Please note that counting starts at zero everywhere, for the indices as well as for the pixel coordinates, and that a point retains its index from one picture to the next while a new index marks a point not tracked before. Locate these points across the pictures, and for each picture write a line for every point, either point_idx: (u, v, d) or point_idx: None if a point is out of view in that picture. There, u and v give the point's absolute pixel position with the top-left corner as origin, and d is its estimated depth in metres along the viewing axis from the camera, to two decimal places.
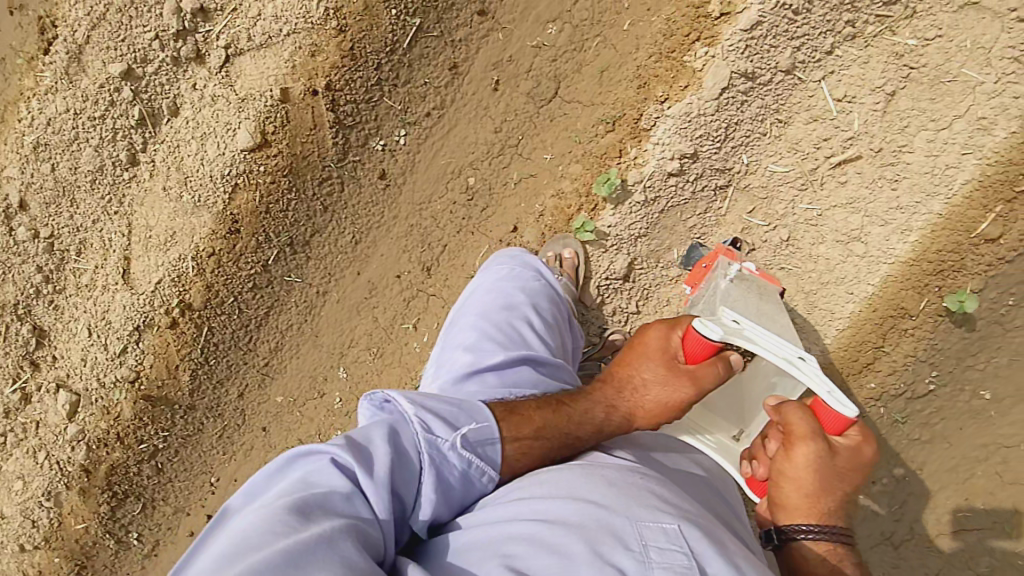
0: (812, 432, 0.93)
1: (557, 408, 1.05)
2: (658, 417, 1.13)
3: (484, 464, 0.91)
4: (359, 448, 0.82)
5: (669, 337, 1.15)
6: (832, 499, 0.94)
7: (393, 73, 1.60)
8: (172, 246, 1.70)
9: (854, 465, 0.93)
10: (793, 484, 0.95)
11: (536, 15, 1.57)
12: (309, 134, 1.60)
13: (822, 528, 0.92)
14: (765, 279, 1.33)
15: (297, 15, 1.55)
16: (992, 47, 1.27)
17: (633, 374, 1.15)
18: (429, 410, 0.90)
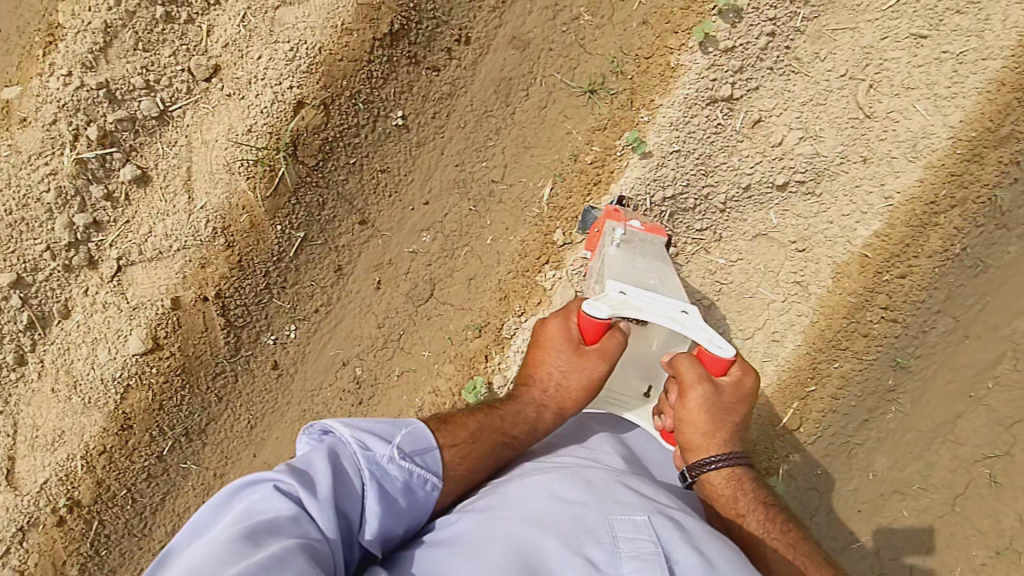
0: (698, 378, 1.13)
1: (489, 414, 1.15)
2: (585, 395, 1.19)
3: (426, 472, 0.97)
4: (303, 477, 0.84)
5: (563, 322, 1.21)
6: (725, 428, 1.16)
7: (280, 277, 1.74)
8: (59, 446, 1.75)
9: (739, 397, 1.15)
10: (691, 426, 1.14)
11: (412, 224, 1.78)
12: (201, 337, 1.72)
13: (720, 458, 1.14)
14: (650, 233, 1.44)
15: (188, 235, 1.65)
16: (779, 272, 1.63)
17: (545, 369, 1.20)
18: (363, 430, 0.94)
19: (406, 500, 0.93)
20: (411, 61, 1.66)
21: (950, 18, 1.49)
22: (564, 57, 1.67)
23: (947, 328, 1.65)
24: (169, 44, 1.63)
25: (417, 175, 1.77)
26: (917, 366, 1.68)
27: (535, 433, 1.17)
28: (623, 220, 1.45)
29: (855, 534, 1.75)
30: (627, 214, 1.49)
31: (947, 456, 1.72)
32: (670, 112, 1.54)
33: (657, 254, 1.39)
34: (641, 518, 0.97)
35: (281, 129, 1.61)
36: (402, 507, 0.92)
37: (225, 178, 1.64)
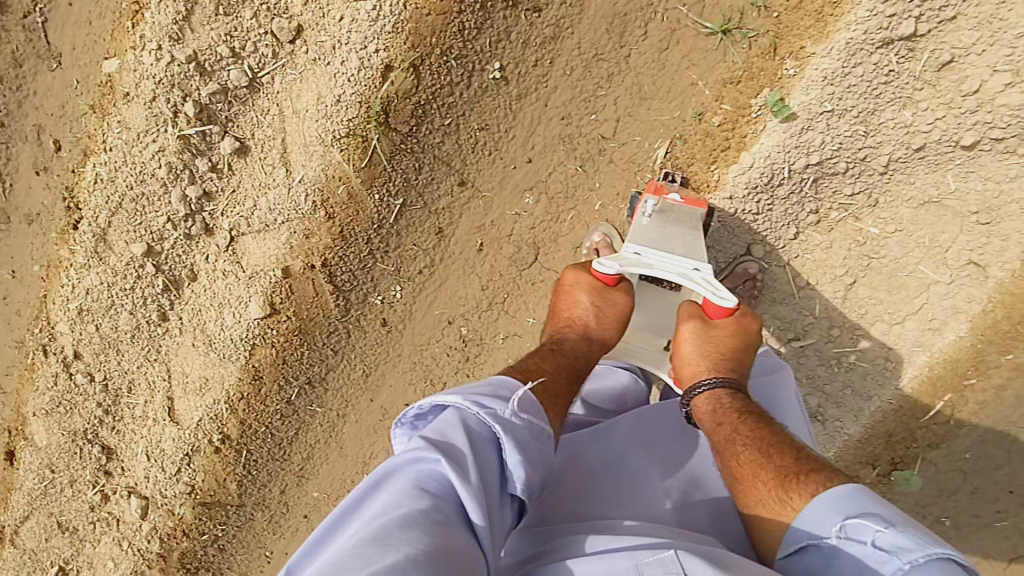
0: (692, 314, 1.13)
1: (555, 353, 1.09)
2: (620, 324, 1.15)
3: (543, 423, 0.87)
4: (436, 453, 0.78)
5: (580, 270, 1.22)
6: (722, 360, 1.07)
7: (382, 243, 1.71)
8: (206, 390, 1.94)
9: (737, 335, 1.09)
10: (682, 353, 1.11)
11: (514, 184, 1.63)
12: (313, 301, 1.77)
13: (713, 379, 1.05)
14: (690, 205, 1.29)
15: (289, 209, 1.66)
16: (950, 249, 1.35)
17: (572, 309, 1.16)
18: (477, 391, 0.86)
19: (539, 452, 0.84)
20: (508, 4, 1.44)
21: None
22: None
23: None
24: (250, 5, 1.54)
25: (519, 131, 1.58)
26: None
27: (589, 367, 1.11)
28: (661, 195, 1.32)
29: (1004, 515, 1.41)
30: (669, 187, 1.36)
31: None
32: (824, 61, 1.25)
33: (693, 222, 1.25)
34: (669, 555, 0.79)
35: (370, 96, 1.50)
36: (537, 458, 0.84)
37: (319, 151, 1.59)
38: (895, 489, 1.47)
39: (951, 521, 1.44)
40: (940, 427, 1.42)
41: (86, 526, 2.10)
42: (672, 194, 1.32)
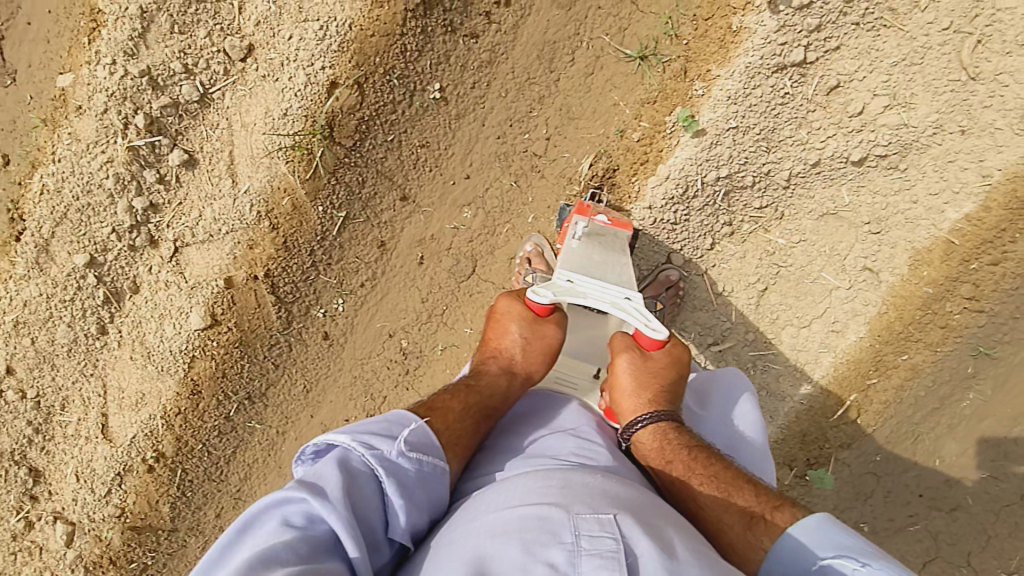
0: (627, 347, 1.14)
1: (469, 389, 1.12)
2: (546, 361, 1.18)
3: (433, 459, 0.94)
4: (312, 485, 0.82)
5: (514, 299, 1.23)
6: (660, 393, 1.09)
7: (326, 255, 1.76)
8: (143, 406, 1.91)
9: (670, 366, 1.12)
10: (620, 391, 1.11)
11: (453, 199, 1.72)
12: (255, 312, 1.78)
13: (653, 416, 1.06)
14: (617, 227, 1.36)
15: (233, 219, 1.71)
16: (848, 256, 1.48)
17: (504, 339, 1.19)
18: (366, 432, 0.92)
19: (423, 488, 0.91)
20: (447, 29, 1.56)
21: None
22: (613, 16, 1.51)
23: None
24: (204, 24, 1.62)
25: (458, 149, 1.68)
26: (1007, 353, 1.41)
27: (507, 401, 1.14)
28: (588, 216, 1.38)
29: (915, 518, 1.50)
30: (593, 210, 1.43)
31: None
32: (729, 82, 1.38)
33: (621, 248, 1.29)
34: (607, 516, 0.82)
35: (316, 111, 1.58)
36: (421, 497, 0.90)
37: (265, 162, 1.66)
38: (813, 490, 1.54)
39: (869, 526, 1.52)
40: (850, 427, 1.51)
41: (5, 556, 2.00)
42: (598, 215, 1.39)
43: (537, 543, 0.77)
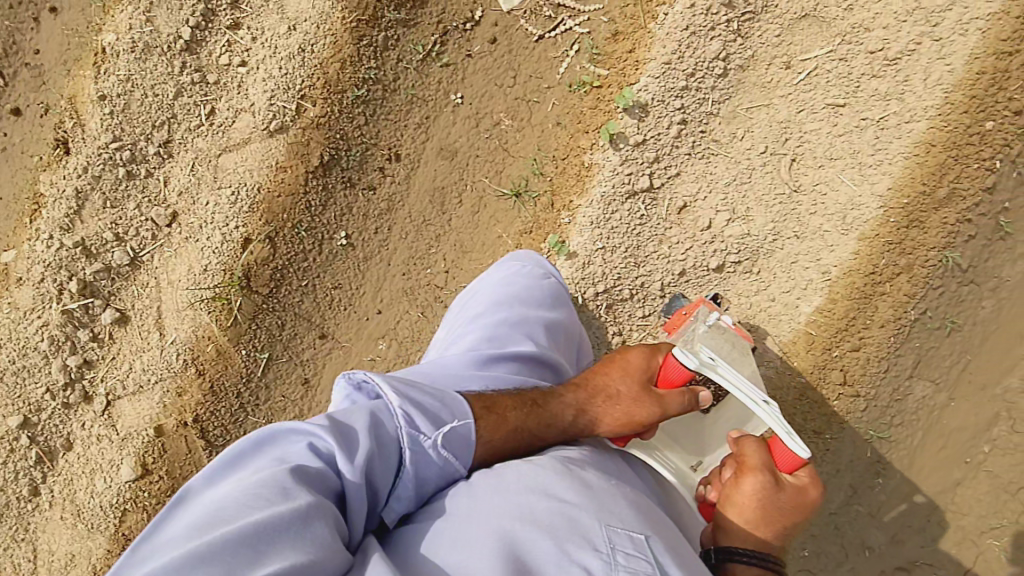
0: (761, 466, 0.98)
1: (530, 411, 1.04)
2: (626, 426, 1.08)
3: (461, 456, 0.95)
4: (341, 434, 0.89)
5: (647, 355, 1.16)
6: (776, 534, 0.96)
7: (252, 396, 1.83)
8: (72, 567, 1.85)
9: (801, 505, 0.97)
10: (737, 509, 0.98)
11: (368, 333, 1.83)
12: (186, 458, 1.80)
13: (760, 557, 0.94)
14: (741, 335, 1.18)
15: (160, 369, 1.78)
16: None
17: (607, 381, 1.12)
18: (413, 401, 0.94)
19: (433, 479, 0.95)
20: (347, 184, 1.76)
21: (867, 82, 1.46)
22: (490, 161, 1.72)
23: (926, 393, 1.51)
24: (133, 198, 1.81)
25: (368, 288, 1.83)
26: (899, 435, 1.52)
27: (555, 434, 1.05)
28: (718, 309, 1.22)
29: None
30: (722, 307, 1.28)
31: (964, 527, 1.50)
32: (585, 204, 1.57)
33: (747, 359, 1.15)
34: (641, 537, 0.85)
35: (233, 264, 1.73)
36: (430, 483, 0.94)
37: (189, 314, 1.77)
38: None
39: None
40: None
41: None
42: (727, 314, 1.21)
43: (572, 545, 0.82)
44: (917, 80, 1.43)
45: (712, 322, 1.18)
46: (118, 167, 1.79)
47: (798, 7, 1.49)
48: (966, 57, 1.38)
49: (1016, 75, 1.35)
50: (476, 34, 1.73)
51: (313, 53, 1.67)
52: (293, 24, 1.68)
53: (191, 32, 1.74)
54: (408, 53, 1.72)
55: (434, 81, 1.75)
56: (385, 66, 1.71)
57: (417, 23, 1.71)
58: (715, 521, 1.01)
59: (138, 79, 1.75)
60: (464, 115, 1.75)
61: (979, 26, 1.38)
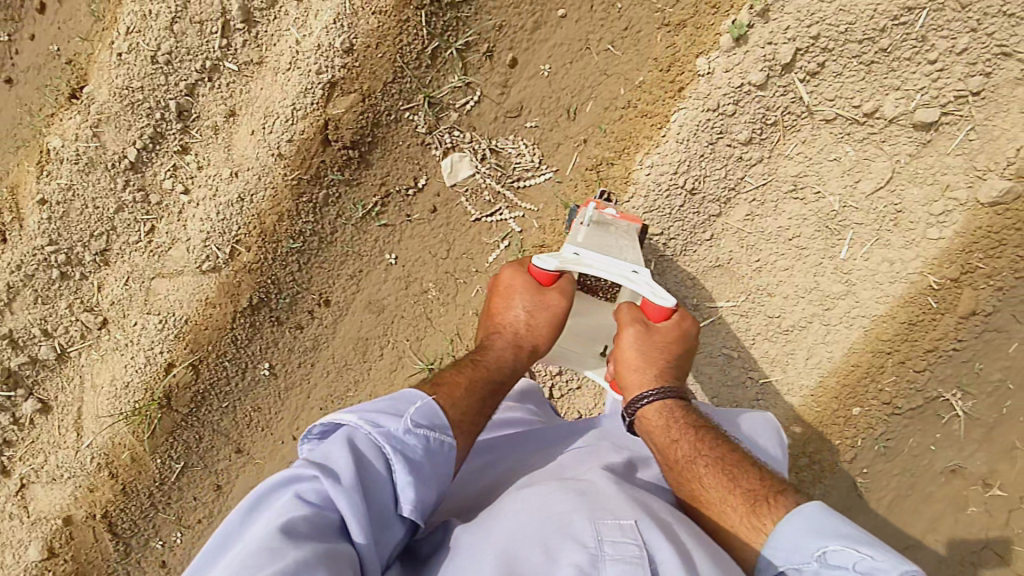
0: (632, 321, 1.27)
1: (473, 365, 1.25)
2: (551, 330, 1.31)
3: (439, 435, 1.04)
4: (325, 467, 0.94)
5: (516, 272, 1.37)
6: (664, 367, 1.24)
7: (164, 496, 1.95)
8: None
9: (676, 334, 1.27)
10: (628, 365, 1.24)
11: (282, 455, 1.96)
12: (92, 545, 1.95)
13: (658, 391, 1.21)
14: (626, 220, 1.45)
15: (75, 467, 1.89)
16: None
17: (508, 314, 1.33)
18: (373, 412, 1.02)
19: (430, 466, 1.01)
20: (275, 322, 1.82)
21: (759, 343, 1.57)
22: (412, 325, 1.80)
23: None
24: (65, 297, 1.85)
25: (286, 414, 1.93)
26: None
27: (512, 374, 1.28)
28: (601, 207, 1.47)
29: None
30: (607, 203, 1.51)
31: None
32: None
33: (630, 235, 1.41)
34: (628, 521, 0.93)
35: (154, 384, 1.81)
36: (429, 473, 1.01)
37: (108, 422, 1.85)
38: None
39: None
40: None
41: None
42: (609, 208, 1.47)
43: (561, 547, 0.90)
44: (801, 353, 1.56)
45: (592, 218, 1.42)
46: (52, 268, 1.82)
47: (714, 256, 1.57)
48: (844, 350, 1.52)
49: (889, 371, 1.49)
50: (418, 201, 1.76)
51: (252, 203, 1.70)
52: (237, 169, 1.70)
53: (136, 153, 1.74)
54: (348, 209, 1.75)
55: (370, 238, 1.79)
56: (323, 222, 1.75)
57: (360, 183, 1.74)
58: (622, 387, 1.27)
59: (79, 189, 1.77)
60: (394, 275, 1.81)
61: (863, 323, 1.50)
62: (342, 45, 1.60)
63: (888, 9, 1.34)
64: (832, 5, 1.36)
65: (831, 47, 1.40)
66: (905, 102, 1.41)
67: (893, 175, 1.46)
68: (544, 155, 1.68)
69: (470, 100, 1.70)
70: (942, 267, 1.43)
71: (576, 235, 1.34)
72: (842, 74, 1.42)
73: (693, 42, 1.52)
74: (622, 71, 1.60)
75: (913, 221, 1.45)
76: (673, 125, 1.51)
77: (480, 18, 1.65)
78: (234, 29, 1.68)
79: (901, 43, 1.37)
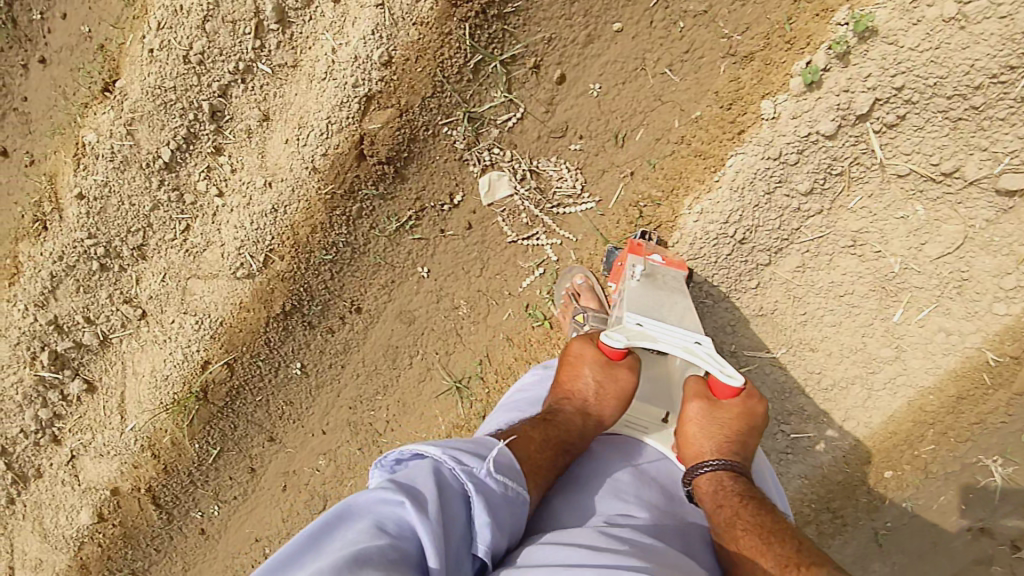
0: (697, 394, 1.16)
1: (547, 422, 1.16)
2: (624, 401, 1.19)
3: (518, 486, 0.97)
4: (412, 493, 0.86)
5: (585, 342, 1.26)
6: (724, 443, 1.13)
7: (202, 475, 2.04)
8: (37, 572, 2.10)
9: (741, 414, 1.15)
10: (685, 437, 1.15)
11: (312, 447, 2.01)
12: (138, 513, 2.06)
13: (719, 458, 1.11)
14: (672, 268, 1.39)
15: (119, 446, 1.99)
16: None
17: (578, 384, 1.21)
18: (456, 449, 0.97)
19: (507, 514, 0.94)
20: (308, 327, 1.83)
21: (796, 396, 1.53)
22: (442, 340, 1.80)
23: None
24: (105, 288, 1.88)
25: (317, 410, 1.97)
26: None
27: (582, 443, 1.16)
28: (643, 255, 1.41)
29: None
30: (648, 248, 1.45)
31: None
32: (556, 287, 1.66)
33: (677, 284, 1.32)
34: None
35: (192, 379, 1.87)
36: (505, 521, 0.93)
37: (149, 409, 1.93)
38: None
39: None
40: None
41: None
42: (653, 256, 1.42)
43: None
44: (836, 414, 1.52)
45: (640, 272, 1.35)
46: (92, 260, 1.84)
47: (759, 305, 1.50)
48: (884, 415, 1.48)
49: (928, 440, 1.43)
50: (453, 216, 1.70)
51: (286, 214, 1.68)
52: (270, 179, 1.69)
53: (170, 153, 1.71)
54: (382, 222, 1.70)
55: (404, 251, 1.75)
56: (356, 234, 1.71)
57: (395, 197, 1.68)
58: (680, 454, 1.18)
59: (115, 186, 1.76)
60: (426, 288, 1.78)
61: (906, 392, 1.45)
62: (380, 58, 1.52)
63: (987, 65, 1.17)
64: (922, 55, 1.21)
65: (914, 100, 1.25)
66: (991, 164, 1.26)
67: (965, 241, 1.34)
68: (587, 182, 1.59)
69: (513, 116, 1.60)
70: (1002, 344, 1.35)
71: (632, 301, 1.25)
72: (924, 129, 1.28)
73: (758, 81, 1.41)
74: (678, 99, 1.49)
75: (978, 292, 1.35)
76: (728, 172, 1.43)
77: (528, 30, 1.52)
78: (268, 30, 1.61)
79: (996, 102, 1.20)
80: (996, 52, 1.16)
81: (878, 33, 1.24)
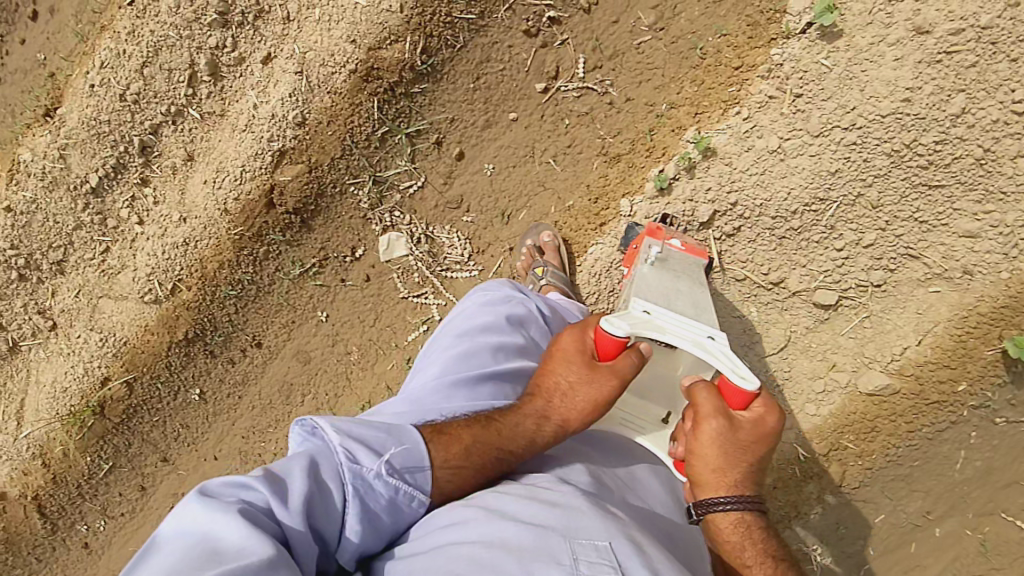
0: (714, 411, 0.96)
1: (486, 424, 1.01)
2: (594, 412, 1.04)
3: (414, 490, 0.91)
4: (281, 482, 0.83)
5: (579, 338, 1.10)
6: (746, 472, 0.97)
7: (91, 488, 2.07)
8: None
9: (761, 437, 0.97)
10: (701, 462, 0.97)
11: (203, 472, 2.06)
12: (22, 521, 2.07)
13: (737, 500, 0.96)
14: (692, 254, 1.32)
15: (11, 453, 2.03)
16: None
17: (559, 379, 1.07)
18: (354, 436, 0.91)
19: (390, 517, 0.89)
20: (209, 355, 1.92)
21: None
22: (333, 381, 1.91)
23: None
24: (20, 297, 1.95)
25: (212, 435, 2.03)
26: None
27: (527, 449, 1.01)
28: (660, 240, 1.34)
29: None
30: (669, 233, 1.39)
31: None
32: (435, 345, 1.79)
33: (696, 275, 1.26)
34: (605, 544, 0.81)
35: (89, 394, 1.93)
36: (384, 524, 0.89)
37: (45, 420, 1.98)
38: None
39: None
40: None
41: None
42: (672, 240, 1.35)
43: (536, 561, 0.78)
44: None
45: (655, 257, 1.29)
46: (11, 269, 1.92)
47: None
48: None
49: None
50: (354, 268, 1.83)
51: (196, 248, 1.80)
52: (186, 215, 1.81)
53: (97, 180, 1.84)
54: (287, 266, 1.82)
55: (306, 295, 1.86)
56: (261, 274, 1.82)
57: (301, 244, 1.80)
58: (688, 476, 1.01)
59: (43, 204, 1.87)
60: (324, 331, 1.89)
61: None
62: (295, 118, 1.67)
63: (801, 194, 1.35)
64: (750, 178, 1.39)
65: (747, 216, 1.41)
66: (809, 280, 1.43)
67: (788, 343, 1.48)
68: (474, 251, 1.76)
69: (415, 184, 1.75)
70: (815, 442, 1.50)
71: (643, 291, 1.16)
72: (756, 242, 1.44)
73: (623, 180, 1.58)
74: (557, 187, 1.67)
75: (795, 394, 1.49)
76: (589, 258, 1.61)
77: (432, 109, 1.69)
78: (200, 80, 1.76)
79: (811, 227, 1.38)
80: (808, 184, 1.34)
81: (717, 153, 1.43)
